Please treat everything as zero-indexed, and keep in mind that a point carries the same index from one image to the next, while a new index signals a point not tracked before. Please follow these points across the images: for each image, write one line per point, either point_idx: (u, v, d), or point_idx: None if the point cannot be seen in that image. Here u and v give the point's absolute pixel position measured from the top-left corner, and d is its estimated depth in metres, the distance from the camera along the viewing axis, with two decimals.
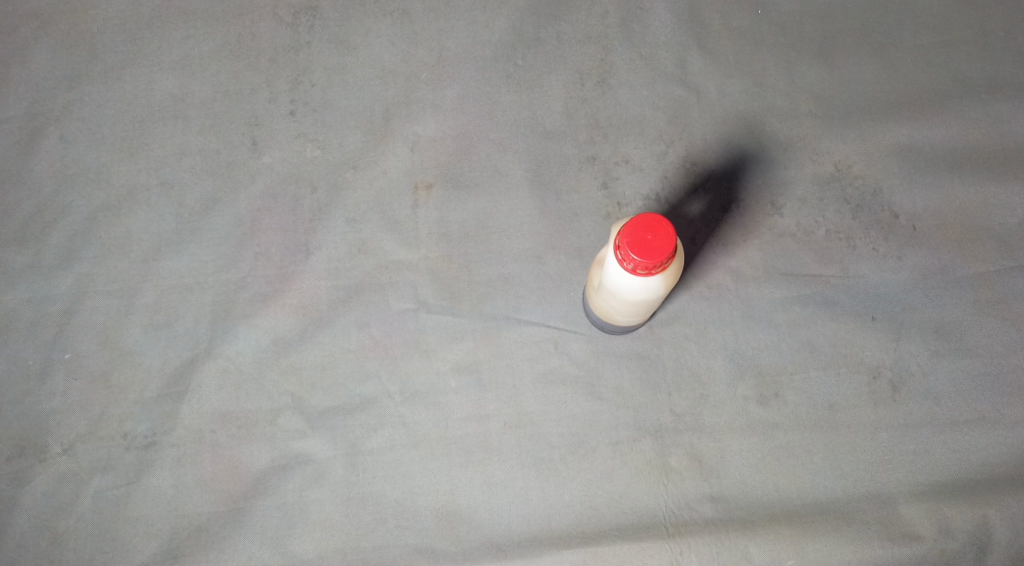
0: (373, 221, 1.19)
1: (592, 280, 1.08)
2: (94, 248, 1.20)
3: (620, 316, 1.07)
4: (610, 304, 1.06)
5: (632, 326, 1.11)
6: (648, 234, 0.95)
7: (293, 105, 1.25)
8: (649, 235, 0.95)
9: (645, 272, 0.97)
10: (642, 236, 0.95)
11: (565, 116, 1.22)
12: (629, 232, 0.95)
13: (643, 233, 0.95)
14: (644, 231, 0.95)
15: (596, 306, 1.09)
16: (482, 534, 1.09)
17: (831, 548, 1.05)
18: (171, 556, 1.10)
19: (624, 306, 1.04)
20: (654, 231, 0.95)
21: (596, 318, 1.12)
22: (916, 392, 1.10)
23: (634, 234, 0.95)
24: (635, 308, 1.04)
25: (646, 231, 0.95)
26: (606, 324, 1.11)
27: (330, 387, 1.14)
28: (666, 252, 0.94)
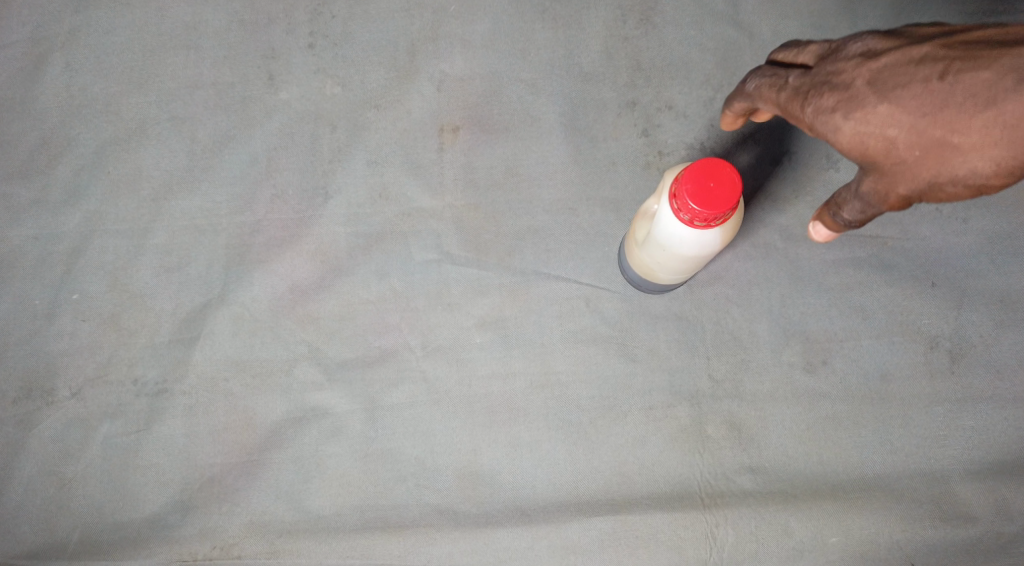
0: (396, 165, 1.12)
1: (636, 233, 1.00)
2: (102, 184, 1.14)
3: (664, 274, 1.00)
4: (655, 259, 0.98)
5: (675, 284, 1.04)
6: (710, 181, 0.87)
7: (312, 38, 1.16)
8: (711, 183, 0.87)
9: (702, 224, 0.89)
10: (703, 184, 0.87)
11: (605, 56, 1.13)
12: (688, 179, 0.87)
13: (704, 180, 0.87)
14: (705, 177, 0.87)
15: (637, 262, 1.02)
16: (506, 497, 1.04)
17: (877, 525, 1.00)
18: (182, 508, 1.06)
19: (672, 262, 0.97)
20: (716, 178, 0.87)
21: (636, 275, 1.05)
22: (976, 364, 1.03)
23: (695, 181, 0.87)
24: (683, 265, 0.97)
25: (708, 177, 0.87)
26: (648, 281, 1.04)
27: (349, 339, 1.08)
28: (729, 200, 0.87)
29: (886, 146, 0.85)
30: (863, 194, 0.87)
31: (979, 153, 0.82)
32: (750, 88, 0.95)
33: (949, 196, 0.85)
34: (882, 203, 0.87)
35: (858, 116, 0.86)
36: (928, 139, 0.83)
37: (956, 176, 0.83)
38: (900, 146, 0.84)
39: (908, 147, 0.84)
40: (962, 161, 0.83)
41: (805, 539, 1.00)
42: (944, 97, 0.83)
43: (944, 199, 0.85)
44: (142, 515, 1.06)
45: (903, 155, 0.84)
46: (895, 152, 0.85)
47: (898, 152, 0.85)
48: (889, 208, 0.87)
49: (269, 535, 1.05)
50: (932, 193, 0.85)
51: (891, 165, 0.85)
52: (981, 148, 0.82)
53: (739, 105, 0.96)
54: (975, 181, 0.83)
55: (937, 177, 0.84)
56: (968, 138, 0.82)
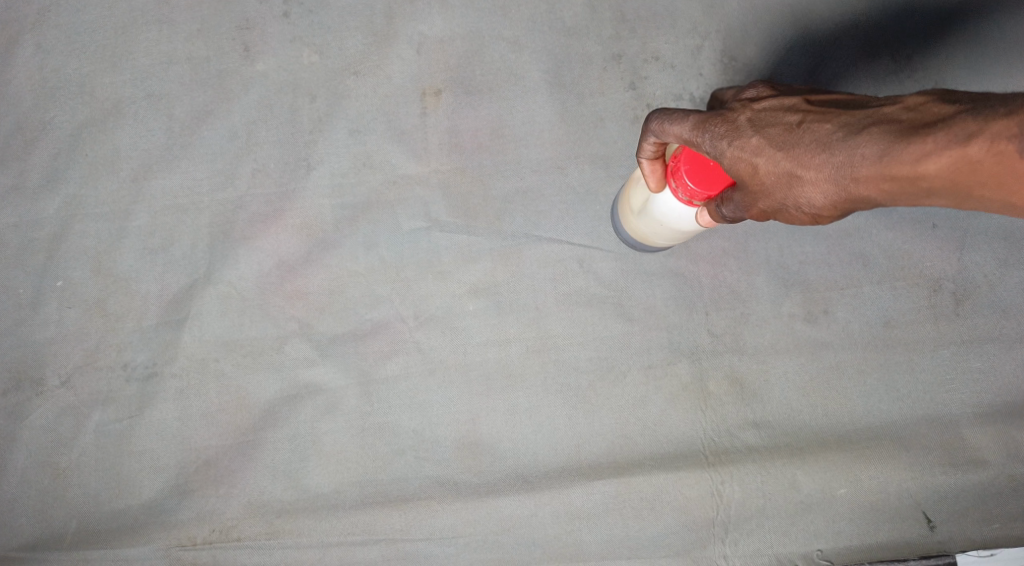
0: (378, 132, 1.09)
1: (631, 197, 0.98)
2: (80, 167, 1.11)
3: (660, 241, 0.99)
4: (651, 230, 0.97)
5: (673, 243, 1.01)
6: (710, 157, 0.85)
7: (287, 6, 1.13)
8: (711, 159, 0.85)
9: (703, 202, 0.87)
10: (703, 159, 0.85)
11: (588, 10, 1.10)
12: (687, 158, 0.85)
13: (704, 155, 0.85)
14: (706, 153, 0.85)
15: (632, 227, 1.00)
16: (506, 465, 1.01)
17: (887, 475, 0.97)
18: (179, 493, 1.03)
19: (669, 233, 0.96)
20: None
21: (628, 237, 1.03)
22: (982, 305, 1.01)
23: (695, 158, 0.85)
24: (680, 235, 0.96)
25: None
26: (640, 244, 1.02)
27: (340, 313, 1.06)
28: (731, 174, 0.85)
29: (745, 172, 0.80)
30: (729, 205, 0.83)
31: (823, 192, 0.77)
32: (652, 122, 0.85)
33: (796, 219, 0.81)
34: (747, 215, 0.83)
35: (731, 144, 0.81)
36: (781, 169, 0.79)
37: (802, 203, 0.79)
38: (759, 172, 0.80)
39: (765, 176, 0.79)
40: (806, 193, 0.78)
41: (813, 493, 0.98)
42: (799, 136, 0.79)
43: (795, 221, 0.82)
44: (138, 501, 1.04)
45: (759, 180, 0.80)
46: (751, 178, 0.80)
47: (756, 177, 0.80)
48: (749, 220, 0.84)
49: (268, 516, 1.03)
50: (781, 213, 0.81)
51: (751, 186, 0.81)
52: (823, 190, 0.77)
53: (642, 145, 0.87)
54: (818, 211, 0.79)
55: (787, 199, 0.80)
56: (813, 175, 0.77)
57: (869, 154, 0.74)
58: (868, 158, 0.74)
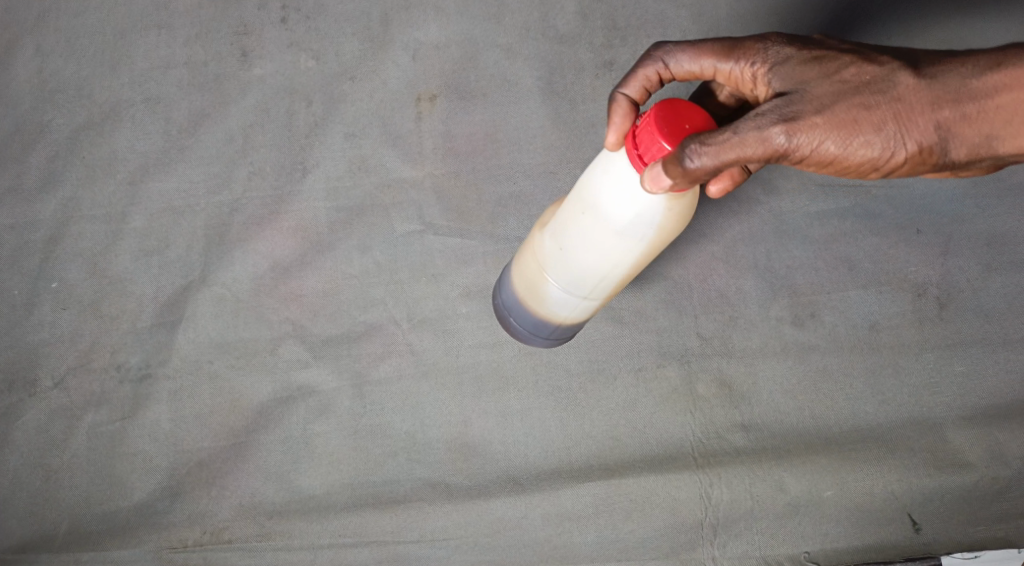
0: (373, 137, 1.11)
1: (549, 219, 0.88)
2: (77, 169, 1.12)
3: (555, 274, 0.86)
4: (558, 239, 0.85)
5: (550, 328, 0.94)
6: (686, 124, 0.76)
7: (284, 12, 1.16)
8: (687, 126, 0.76)
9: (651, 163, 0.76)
10: (679, 126, 0.76)
11: (579, 18, 1.14)
12: (664, 117, 0.75)
13: (680, 121, 0.76)
14: (680, 119, 0.76)
15: (526, 271, 0.91)
16: (497, 467, 1.02)
17: (872, 478, 0.98)
18: (171, 494, 1.02)
19: (580, 241, 0.83)
20: (693, 122, 0.76)
21: (509, 297, 0.95)
22: (965, 308, 1.04)
23: (670, 121, 0.76)
24: (592, 253, 0.82)
25: (684, 119, 0.76)
26: (520, 307, 0.94)
27: (334, 315, 1.07)
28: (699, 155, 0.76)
29: (824, 72, 0.77)
30: (766, 117, 0.75)
31: (920, 98, 0.76)
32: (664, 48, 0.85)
33: (871, 143, 0.76)
34: (799, 133, 0.75)
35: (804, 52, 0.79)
36: (870, 70, 0.77)
37: (891, 110, 0.76)
38: (846, 68, 0.77)
39: (850, 77, 0.77)
40: (898, 96, 0.76)
41: (801, 495, 0.98)
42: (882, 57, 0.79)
43: (865, 146, 0.76)
44: (130, 503, 1.02)
45: (843, 78, 0.77)
46: (831, 78, 0.77)
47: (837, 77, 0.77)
48: (787, 151, 0.75)
49: (260, 518, 1.01)
50: (854, 130, 0.76)
51: (831, 90, 0.76)
52: (919, 94, 0.76)
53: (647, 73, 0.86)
54: (906, 124, 0.76)
55: (872, 106, 0.76)
56: (910, 81, 0.77)
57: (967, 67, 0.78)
58: (968, 68, 0.77)
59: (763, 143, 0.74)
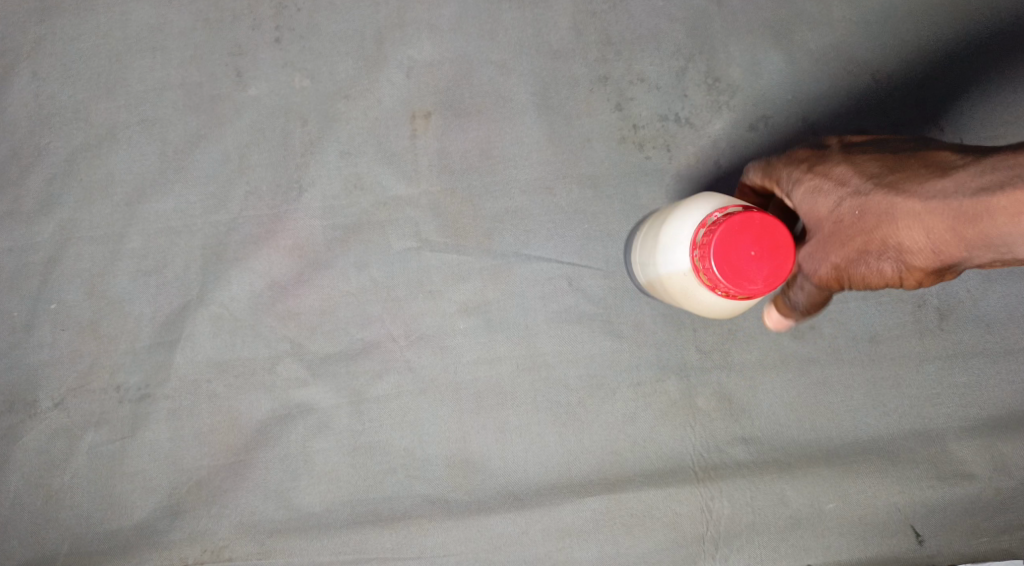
0: (369, 154, 1.11)
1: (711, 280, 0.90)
2: (75, 191, 1.12)
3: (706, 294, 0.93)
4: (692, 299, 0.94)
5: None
6: (753, 249, 0.80)
7: (279, 32, 1.16)
8: (755, 252, 0.80)
9: (742, 297, 0.84)
10: (747, 253, 0.80)
11: (573, 33, 1.14)
12: (724, 266, 0.80)
13: (749, 249, 0.80)
14: (749, 245, 0.80)
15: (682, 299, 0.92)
16: (496, 483, 1.01)
17: (875, 489, 0.99)
18: (172, 512, 1.03)
19: None
20: (761, 248, 0.80)
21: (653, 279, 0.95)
22: (964, 319, 1.02)
23: (738, 251, 0.80)
24: None
25: (754, 245, 0.80)
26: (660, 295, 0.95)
27: (332, 333, 1.07)
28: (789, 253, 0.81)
29: (823, 207, 0.85)
30: (810, 251, 0.85)
31: (924, 225, 0.79)
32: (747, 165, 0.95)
33: (880, 267, 0.82)
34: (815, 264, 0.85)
35: (807, 206, 0.86)
36: (864, 202, 0.82)
37: (895, 236, 0.81)
38: (842, 210, 0.83)
39: (840, 210, 0.83)
40: (900, 224, 0.80)
41: (802, 507, 0.99)
42: (890, 196, 0.81)
43: (875, 265, 0.82)
44: (131, 522, 1.03)
45: (835, 206, 0.84)
46: (829, 216, 0.84)
47: (843, 219, 0.83)
48: (824, 279, 0.85)
49: (259, 536, 1.02)
50: (860, 249, 0.82)
51: (829, 256, 0.84)
52: (925, 210, 0.78)
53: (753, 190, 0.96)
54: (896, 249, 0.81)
55: (874, 232, 0.82)
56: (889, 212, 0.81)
57: (942, 181, 0.79)
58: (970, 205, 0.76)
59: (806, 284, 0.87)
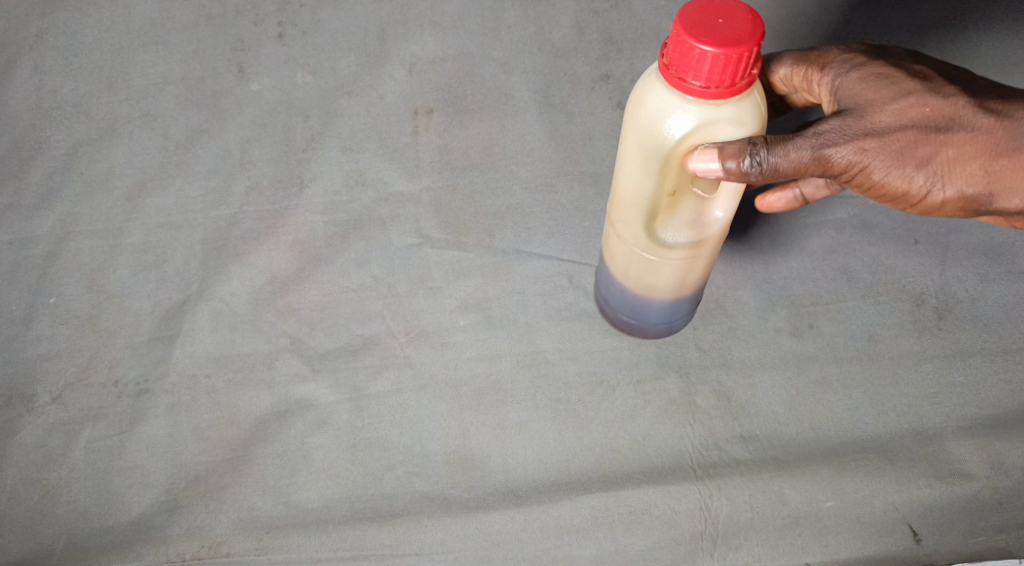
0: (371, 150, 1.13)
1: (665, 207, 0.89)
2: (77, 185, 1.12)
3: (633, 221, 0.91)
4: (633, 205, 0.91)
5: (674, 308, 1.00)
6: (718, 18, 0.77)
7: (282, 28, 1.19)
8: (718, 19, 0.77)
9: (721, 91, 0.78)
10: (710, 18, 0.77)
11: (575, 31, 1.17)
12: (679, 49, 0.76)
13: (711, 16, 0.77)
14: (711, 13, 0.77)
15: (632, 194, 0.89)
16: (495, 480, 1.00)
17: (873, 488, 0.97)
18: (169, 508, 0.99)
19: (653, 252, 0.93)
20: (726, 17, 0.77)
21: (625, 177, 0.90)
22: (964, 318, 1.05)
23: (701, 14, 0.77)
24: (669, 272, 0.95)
25: (716, 13, 0.77)
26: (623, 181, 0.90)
27: (331, 329, 1.06)
28: (752, 25, 0.76)
29: (886, 97, 0.82)
30: (832, 127, 0.81)
31: (985, 145, 0.81)
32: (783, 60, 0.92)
33: (912, 177, 0.82)
34: (856, 152, 0.80)
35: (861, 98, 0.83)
36: (936, 103, 0.81)
37: (952, 150, 0.81)
38: (909, 109, 0.81)
39: (902, 107, 0.81)
40: (963, 139, 0.80)
41: (801, 506, 0.96)
42: (950, 114, 0.81)
43: (914, 177, 0.82)
44: (128, 518, 0.99)
45: (890, 102, 0.82)
46: (893, 107, 0.81)
47: (905, 117, 0.81)
48: (843, 164, 0.81)
49: (257, 532, 0.98)
50: (909, 156, 0.81)
51: (868, 144, 0.80)
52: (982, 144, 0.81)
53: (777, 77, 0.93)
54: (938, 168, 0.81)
55: (933, 138, 0.80)
56: (948, 131, 0.81)
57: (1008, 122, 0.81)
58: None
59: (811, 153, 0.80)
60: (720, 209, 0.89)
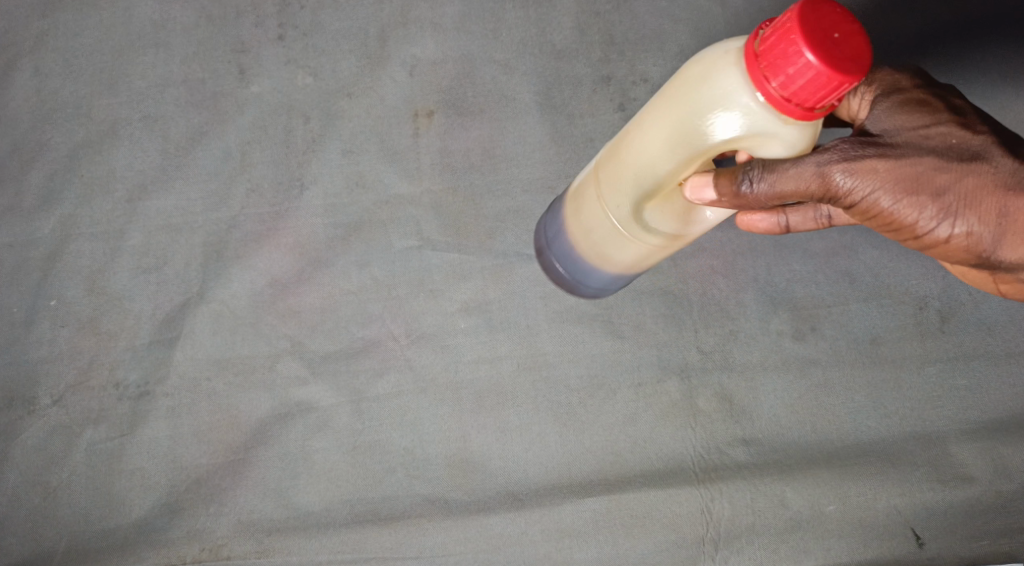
0: (371, 152, 1.11)
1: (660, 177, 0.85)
2: (77, 187, 1.12)
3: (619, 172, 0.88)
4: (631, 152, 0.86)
5: (619, 283, 0.97)
6: (834, 32, 0.72)
7: (282, 29, 1.16)
8: (835, 34, 0.72)
9: (797, 107, 0.75)
10: (828, 30, 0.72)
11: (577, 32, 1.15)
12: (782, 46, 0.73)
13: (829, 28, 0.72)
14: (828, 23, 0.72)
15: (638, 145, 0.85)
16: (496, 483, 1.01)
17: (874, 491, 0.98)
18: (169, 511, 1.02)
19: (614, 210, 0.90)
20: (844, 35, 0.72)
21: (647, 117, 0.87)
22: (965, 320, 1.03)
23: (818, 23, 0.72)
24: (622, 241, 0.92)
25: (834, 26, 0.72)
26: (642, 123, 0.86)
27: (332, 332, 1.06)
28: (864, 64, 0.72)
29: (914, 125, 0.81)
30: (846, 150, 0.80)
31: (996, 187, 0.80)
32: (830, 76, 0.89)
33: (916, 214, 0.81)
34: (860, 174, 0.80)
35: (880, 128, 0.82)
36: (961, 136, 0.81)
37: (959, 185, 0.80)
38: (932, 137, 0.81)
39: (918, 142, 0.81)
40: (969, 175, 0.80)
41: (802, 510, 0.98)
42: (969, 155, 0.80)
43: (916, 208, 0.81)
44: (128, 520, 1.02)
45: (909, 136, 0.81)
46: (916, 135, 0.81)
47: (920, 151, 0.80)
48: (844, 189, 0.81)
49: (257, 534, 1.01)
50: (919, 188, 0.80)
51: (875, 174, 0.80)
52: (995, 189, 0.80)
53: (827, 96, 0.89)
54: (945, 206, 0.80)
55: (946, 170, 0.80)
56: (965, 170, 0.80)
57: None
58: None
59: (812, 175, 0.80)
60: (713, 192, 0.82)
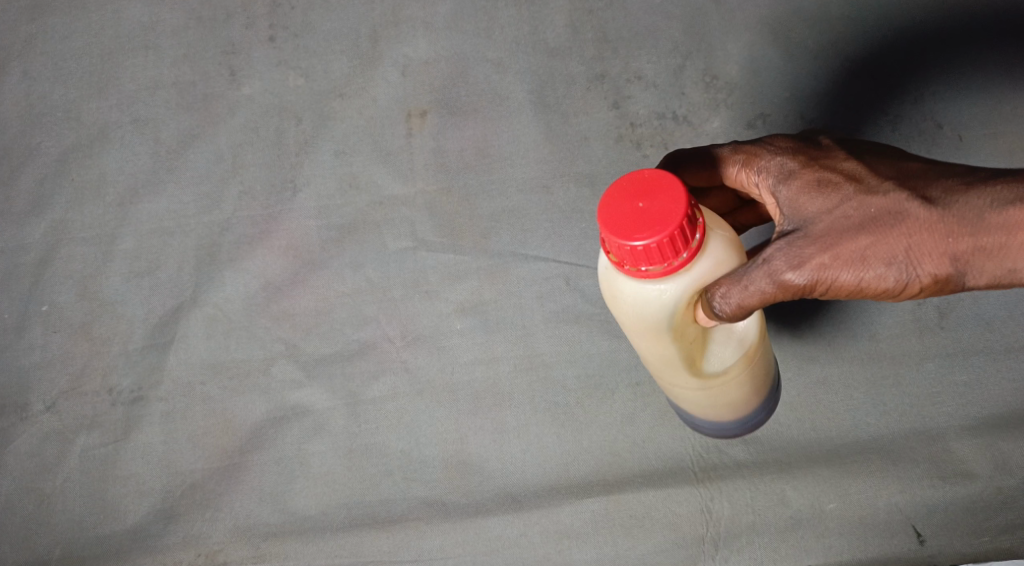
0: (363, 153, 1.11)
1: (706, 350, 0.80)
2: (66, 191, 1.11)
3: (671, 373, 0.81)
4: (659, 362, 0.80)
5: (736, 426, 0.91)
6: (639, 200, 0.69)
7: (273, 31, 1.14)
8: (641, 201, 0.68)
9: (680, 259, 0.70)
10: (633, 206, 0.68)
11: (570, 30, 1.12)
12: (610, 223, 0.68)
13: (632, 199, 0.69)
14: (636, 193, 0.69)
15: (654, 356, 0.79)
16: (495, 485, 1.00)
17: (874, 488, 0.96)
18: (165, 517, 1.01)
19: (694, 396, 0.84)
20: (646, 196, 0.69)
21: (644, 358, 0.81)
22: (966, 317, 1.02)
23: (619, 204, 0.69)
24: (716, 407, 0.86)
25: (638, 194, 0.69)
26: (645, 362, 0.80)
27: (328, 335, 1.06)
28: (678, 194, 0.68)
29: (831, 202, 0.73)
30: (775, 251, 0.72)
31: (948, 227, 0.70)
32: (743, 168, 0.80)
33: (883, 275, 0.71)
34: (809, 270, 0.71)
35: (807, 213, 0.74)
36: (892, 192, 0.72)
37: (910, 239, 0.70)
38: (849, 203, 0.72)
39: (851, 211, 0.72)
40: (917, 226, 0.70)
41: (802, 508, 0.96)
42: (910, 205, 0.71)
43: (882, 277, 0.71)
44: (124, 527, 1.01)
45: (840, 209, 0.72)
46: (840, 211, 0.72)
47: (851, 224, 0.71)
48: (800, 285, 0.71)
49: (255, 539, 1.00)
50: (871, 258, 0.71)
51: (820, 259, 0.71)
52: (950, 224, 0.70)
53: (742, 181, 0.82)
54: (910, 260, 0.70)
55: (891, 233, 0.70)
56: (918, 214, 0.70)
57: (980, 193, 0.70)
58: (996, 192, 0.70)
59: (759, 282, 0.71)
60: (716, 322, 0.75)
